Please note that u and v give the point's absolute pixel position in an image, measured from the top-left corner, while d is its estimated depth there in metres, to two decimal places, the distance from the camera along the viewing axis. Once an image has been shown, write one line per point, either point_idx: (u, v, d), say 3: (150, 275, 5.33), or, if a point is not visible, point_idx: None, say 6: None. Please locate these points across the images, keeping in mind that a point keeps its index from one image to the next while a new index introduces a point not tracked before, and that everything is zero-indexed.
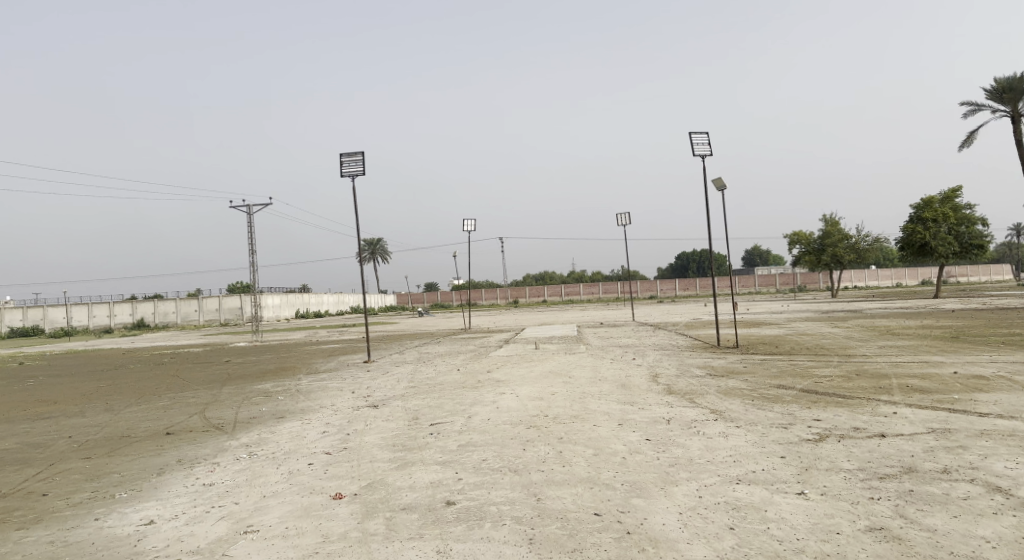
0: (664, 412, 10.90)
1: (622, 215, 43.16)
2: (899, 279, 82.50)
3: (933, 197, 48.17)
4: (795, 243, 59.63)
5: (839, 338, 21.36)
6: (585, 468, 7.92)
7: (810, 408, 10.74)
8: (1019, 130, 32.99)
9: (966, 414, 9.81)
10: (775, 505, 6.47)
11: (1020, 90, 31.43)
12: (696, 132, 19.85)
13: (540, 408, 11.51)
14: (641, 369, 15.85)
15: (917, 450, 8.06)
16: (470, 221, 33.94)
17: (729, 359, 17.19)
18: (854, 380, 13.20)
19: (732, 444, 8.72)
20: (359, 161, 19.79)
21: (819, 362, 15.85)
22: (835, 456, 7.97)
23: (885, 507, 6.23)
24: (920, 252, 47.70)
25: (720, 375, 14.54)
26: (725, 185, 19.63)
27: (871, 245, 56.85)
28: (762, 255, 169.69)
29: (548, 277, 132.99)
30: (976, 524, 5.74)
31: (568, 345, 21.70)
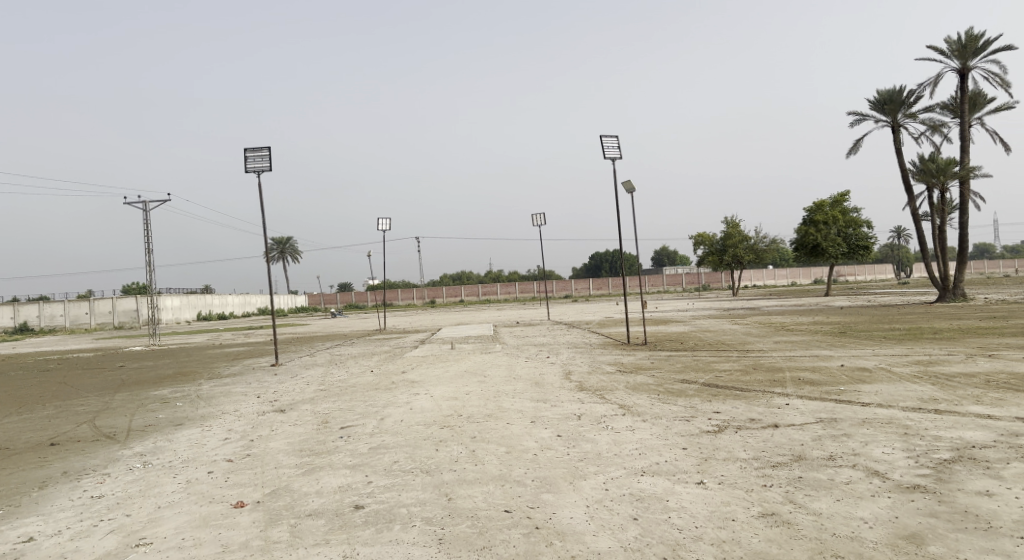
0: (575, 408, 11.12)
1: (537, 215, 43.69)
2: (794, 279, 87.71)
3: (824, 201, 51.38)
4: (700, 244, 62.19)
5: (740, 335, 22.43)
6: (496, 466, 7.98)
7: (711, 401, 11.26)
8: (899, 139, 35.65)
9: (851, 404, 10.54)
10: (676, 494, 6.74)
11: (899, 101, 33.97)
12: (606, 135, 20.36)
13: (453, 408, 11.51)
14: (555, 367, 16.14)
15: (807, 438, 8.59)
16: (384, 221, 33.48)
17: (638, 356, 17.74)
18: (752, 373, 13.93)
19: (638, 437, 9.00)
20: (264, 157, 19.12)
21: (721, 358, 16.62)
22: (732, 446, 8.37)
23: (776, 494, 6.61)
24: (813, 253, 50.82)
25: (629, 371, 14.99)
26: (634, 187, 20.23)
27: (769, 246, 60.05)
28: (670, 256, 175.98)
29: (463, 278, 132.91)
30: (857, 507, 6.17)
31: (483, 344, 21.82)
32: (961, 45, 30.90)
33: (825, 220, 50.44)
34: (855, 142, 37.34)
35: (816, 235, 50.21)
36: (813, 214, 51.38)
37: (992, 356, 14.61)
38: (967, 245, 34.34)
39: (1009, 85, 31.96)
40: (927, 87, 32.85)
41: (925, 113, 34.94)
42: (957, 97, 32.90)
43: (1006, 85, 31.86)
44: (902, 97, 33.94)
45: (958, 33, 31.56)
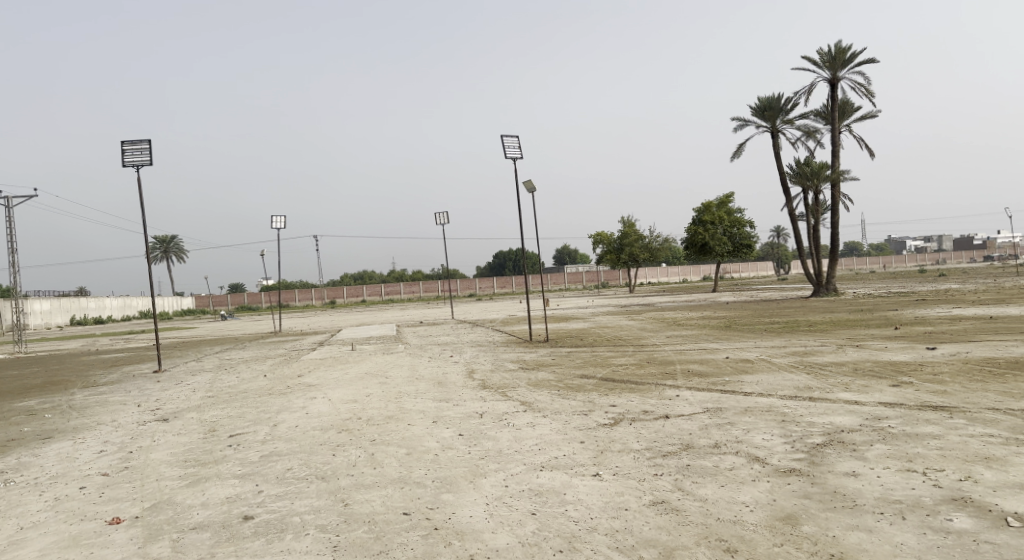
0: (477, 406, 11.15)
1: (439, 214, 43.48)
2: (685, 276, 91.96)
3: (712, 202, 54.17)
4: (598, 243, 63.92)
5: (636, 330, 23.19)
6: (395, 468, 7.86)
7: (607, 395, 11.59)
8: (777, 144, 38.07)
9: (735, 394, 11.14)
10: (573, 488, 6.88)
11: (777, 108, 36.27)
12: (507, 135, 20.53)
13: (352, 411, 11.25)
14: (457, 366, 16.12)
15: (695, 428, 9.02)
16: (279, 218, 32.28)
17: (539, 353, 18.01)
18: (647, 367, 14.47)
19: (538, 433, 9.13)
20: (144, 150, 17.95)
21: (618, 353, 17.15)
22: (627, 438, 8.66)
23: (666, 482, 6.89)
24: (702, 251, 53.38)
25: (531, 368, 15.19)
26: (535, 187, 20.50)
27: (662, 245, 62.58)
28: (570, 255, 179.93)
29: (364, 278, 130.20)
30: (739, 491, 6.53)
31: (385, 344, 21.49)
32: (831, 57, 33.39)
33: (713, 219, 53.12)
34: (739, 146, 39.55)
35: (705, 234, 52.80)
36: (703, 214, 53.97)
37: (859, 345, 15.88)
38: (837, 243, 37.18)
39: (872, 96, 34.83)
40: (803, 95, 35.23)
41: (801, 120, 37.48)
42: (828, 106, 35.50)
43: (870, 95, 34.69)
44: (780, 105, 36.28)
45: (828, 46, 34.06)
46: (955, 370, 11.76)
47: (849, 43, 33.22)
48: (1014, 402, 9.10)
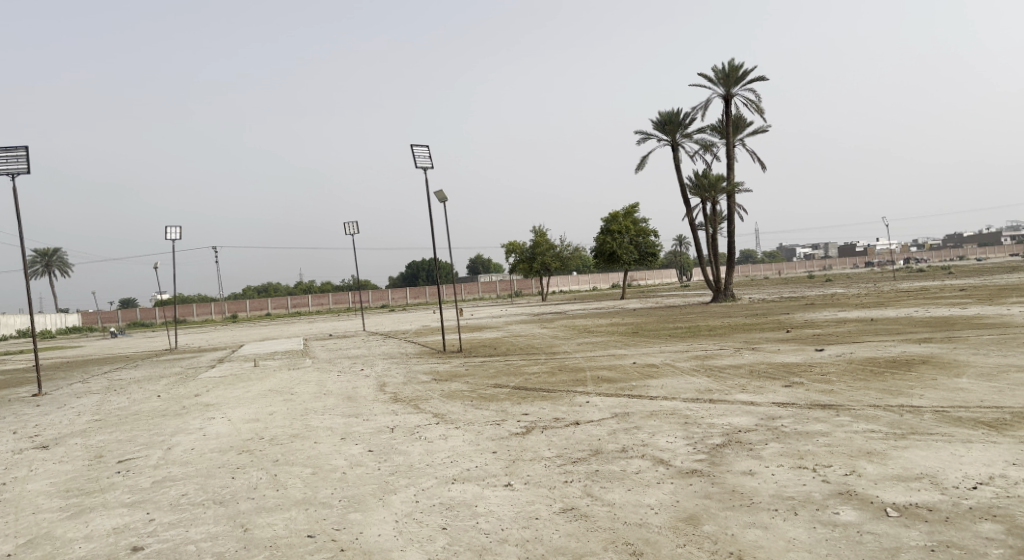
0: (387, 420, 10.93)
1: (349, 224, 42.59)
2: (594, 284, 94.25)
3: (619, 212, 55.79)
4: (511, 253, 64.41)
5: (548, 338, 23.45)
6: (300, 489, 7.57)
7: (519, 404, 11.65)
8: (677, 156, 39.69)
9: (642, 398, 11.46)
10: (484, 499, 6.85)
11: (677, 122, 37.84)
12: (418, 144, 20.37)
13: (254, 430, 10.77)
14: (367, 379, 15.77)
15: (603, 433, 9.20)
16: (176, 229, 30.65)
17: (452, 363, 17.91)
18: (558, 375, 14.66)
19: (450, 445, 9.04)
20: (21, 156, 16.62)
21: (531, 361, 17.28)
22: (538, 446, 8.72)
23: (576, 489, 6.97)
24: (611, 260, 54.83)
25: (443, 379, 15.06)
26: (446, 197, 20.43)
27: (572, 254, 63.81)
28: (483, 265, 180.63)
29: (270, 290, 125.68)
30: (645, 494, 6.70)
31: (291, 360, 20.74)
32: (725, 75, 35.21)
33: (620, 229, 54.69)
34: (642, 158, 40.95)
35: (613, 243, 54.26)
36: (610, 224, 55.49)
37: (755, 348, 16.72)
38: (734, 251, 39.12)
39: (763, 112, 36.93)
40: (699, 110, 36.92)
41: (698, 134, 39.28)
42: (723, 121, 37.38)
43: (760, 111, 36.79)
44: (679, 119, 37.87)
45: (722, 64, 35.90)
46: (840, 370, 12.59)
47: (741, 62, 35.14)
48: (892, 398, 9.82)
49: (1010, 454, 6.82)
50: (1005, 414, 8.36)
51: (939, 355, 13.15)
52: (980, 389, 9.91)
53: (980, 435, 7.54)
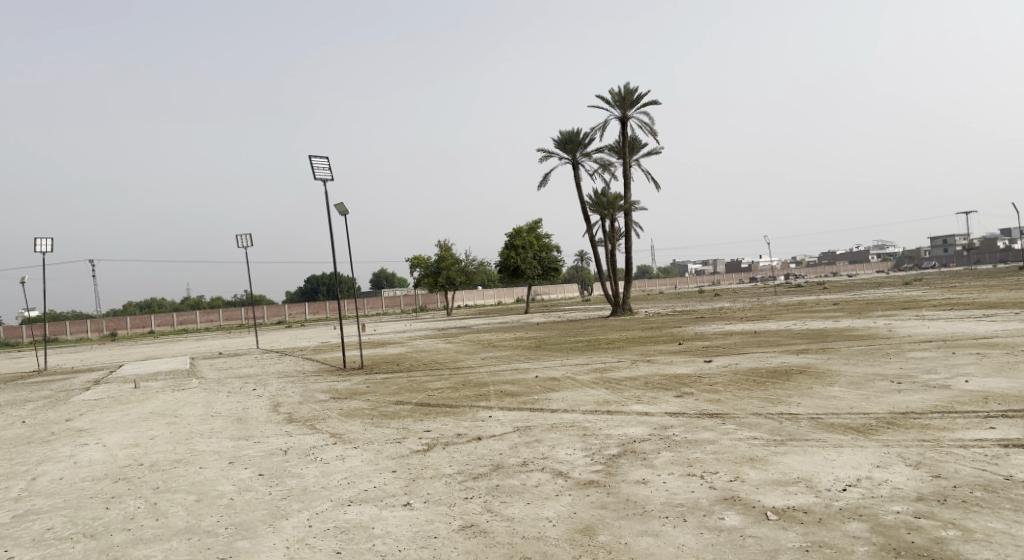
0: (281, 442, 10.50)
1: (242, 237, 40.80)
2: (499, 298, 94.97)
3: (522, 227, 56.57)
4: (416, 267, 63.74)
5: (452, 353, 23.32)
6: (183, 518, 7.13)
7: (421, 421, 11.51)
8: (578, 174, 40.76)
9: (543, 411, 11.61)
10: (382, 520, 6.68)
11: (576, 141, 38.91)
12: (316, 156, 19.83)
13: (132, 457, 10.04)
14: (260, 399, 15.07)
15: (504, 447, 9.23)
16: (46, 241, 28.27)
17: (352, 380, 17.45)
18: (461, 390, 14.60)
19: (348, 465, 8.79)
20: None
21: (434, 377, 17.11)
22: (438, 463, 8.63)
23: (476, 505, 6.94)
24: (514, 274, 55.42)
25: (342, 398, 14.62)
26: (347, 210, 19.97)
27: (477, 269, 64.00)
28: (386, 280, 178.07)
29: (155, 306, 118.26)
30: (543, 507, 6.76)
31: (177, 380, 19.51)
32: (621, 97, 36.59)
33: (524, 244, 55.47)
34: (544, 175, 41.78)
35: (517, 258, 54.90)
36: (514, 239, 56.18)
37: (650, 360, 17.33)
38: (632, 266, 40.52)
39: (656, 134, 38.63)
40: (598, 130, 38.14)
41: (597, 153, 40.54)
42: (620, 141, 38.79)
43: (655, 133, 38.46)
44: (579, 138, 38.96)
45: (618, 86, 37.31)
46: (727, 380, 13.27)
47: (636, 85, 36.67)
48: (772, 406, 10.46)
49: (874, 456, 7.41)
50: (870, 419, 9.10)
51: (814, 365, 14.13)
52: (850, 396, 10.73)
53: (849, 440, 8.15)
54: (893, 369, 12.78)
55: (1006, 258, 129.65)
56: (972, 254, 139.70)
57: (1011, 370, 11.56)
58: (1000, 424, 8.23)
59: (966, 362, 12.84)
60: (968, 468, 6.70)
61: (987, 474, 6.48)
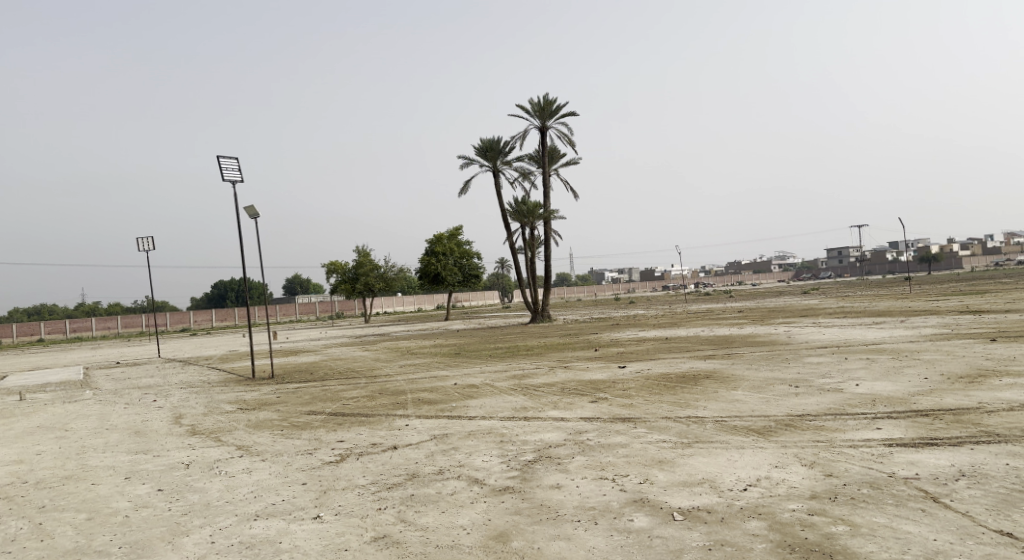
0: (184, 456, 10.01)
1: (145, 240, 38.67)
2: (419, 305, 94.11)
3: (443, 233, 56.35)
4: (332, 273, 62.23)
5: (369, 362, 22.91)
6: (72, 538, 6.66)
7: (334, 431, 11.23)
8: (498, 182, 40.98)
9: (460, 419, 11.57)
10: (290, 534, 6.47)
11: (497, 150, 39.16)
12: (225, 156, 19.09)
13: (15, 474, 9.31)
14: (161, 411, 14.28)
15: (421, 456, 9.13)
16: None
17: (263, 390, 16.85)
18: (377, 398, 14.35)
19: (255, 479, 8.47)
20: None
21: (349, 386, 16.74)
22: (351, 474, 8.44)
23: (389, 515, 6.82)
24: (435, 281, 55.09)
25: (251, 409, 14.06)
26: (258, 213, 19.31)
27: (396, 275, 63.15)
28: (301, 286, 172.97)
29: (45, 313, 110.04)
30: (458, 516, 6.72)
31: (68, 392, 18.23)
32: (540, 107, 37.14)
33: (444, 251, 55.26)
34: (465, 182, 41.79)
35: (437, 265, 54.61)
36: (435, 246, 55.89)
37: (567, 367, 17.62)
38: (550, 274, 41.10)
39: (575, 145, 39.43)
40: (518, 139, 38.53)
41: (517, 162, 40.93)
42: (540, 151, 39.33)
43: (573, 144, 39.23)
44: (499, 147, 39.22)
45: (538, 97, 37.85)
46: (639, 385, 13.66)
47: (555, 97, 37.32)
48: (681, 410, 10.84)
49: (773, 457, 7.80)
50: (769, 421, 9.58)
51: (720, 370, 14.77)
52: (752, 399, 11.27)
53: (750, 441, 8.55)
54: (792, 373, 13.51)
55: (893, 269, 139.86)
56: (864, 265, 149.93)
57: (895, 374, 12.47)
58: (885, 424, 8.85)
59: (856, 366, 13.75)
60: (856, 467, 7.16)
61: (872, 472, 6.95)
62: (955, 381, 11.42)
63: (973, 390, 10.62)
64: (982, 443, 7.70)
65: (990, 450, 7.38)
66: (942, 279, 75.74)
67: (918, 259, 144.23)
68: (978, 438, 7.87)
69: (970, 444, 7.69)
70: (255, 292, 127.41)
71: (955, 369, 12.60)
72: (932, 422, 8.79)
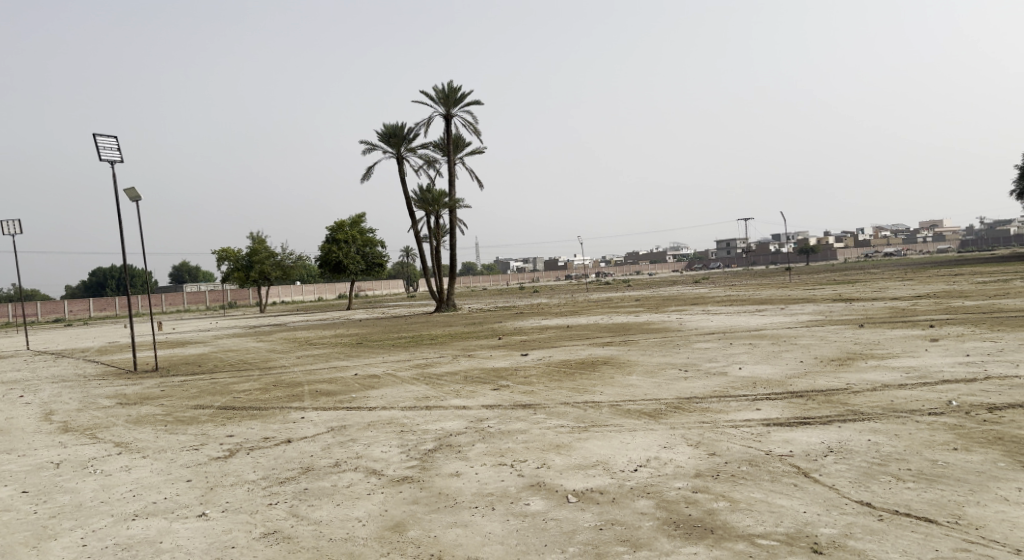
0: (53, 455, 9.28)
1: (10, 223, 35.34)
2: (319, 294, 91.64)
3: (344, 220, 54.88)
4: (224, 260, 59.28)
5: (264, 353, 22.09)
6: None
7: (223, 425, 10.76)
8: (402, 169, 40.35)
9: (359, 410, 11.36)
10: (172, 533, 6.14)
11: (401, 136, 38.56)
12: (101, 134, 17.73)
13: None
14: (28, 407, 13.16)
15: (316, 449, 8.90)
16: None
17: (146, 384, 15.91)
18: (271, 391, 13.86)
19: (134, 477, 7.98)
20: None
21: (242, 378, 16.08)
22: (241, 469, 8.11)
23: (280, 510, 6.61)
24: (336, 269, 53.66)
25: (132, 404, 13.20)
26: (140, 196, 18.08)
27: (295, 263, 60.90)
28: (191, 273, 164.15)
29: None
30: (353, 508, 6.58)
31: None
32: (445, 95, 36.84)
33: (346, 238, 53.89)
34: (367, 168, 40.88)
35: (339, 252, 53.20)
36: (336, 233, 54.39)
37: (470, 356, 17.69)
38: (455, 263, 41.01)
39: (479, 133, 39.36)
40: (422, 125, 37.99)
41: (421, 149, 40.40)
42: (444, 138, 39.02)
43: (478, 132, 39.14)
44: (403, 133, 38.63)
45: (442, 84, 37.49)
46: (539, 372, 13.92)
47: (459, 85, 37.10)
48: (578, 395, 11.15)
49: (663, 438, 8.16)
50: (660, 404, 10.02)
51: (617, 356, 15.27)
52: (645, 384, 11.75)
53: (642, 424, 8.89)
54: (683, 359, 14.15)
55: (776, 260, 149.34)
56: (750, 255, 159.13)
57: (774, 358, 13.33)
58: (764, 405, 9.45)
59: (741, 351, 14.59)
60: (737, 446, 7.60)
61: (751, 450, 7.41)
62: (827, 364, 12.38)
63: (842, 372, 11.53)
64: (848, 421, 8.37)
65: (855, 427, 8.04)
66: (817, 269, 82.02)
67: (798, 251, 154.43)
68: (844, 417, 8.56)
69: (838, 422, 8.35)
70: (139, 280, 119.49)
71: (827, 353, 13.64)
72: (805, 402, 9.49)
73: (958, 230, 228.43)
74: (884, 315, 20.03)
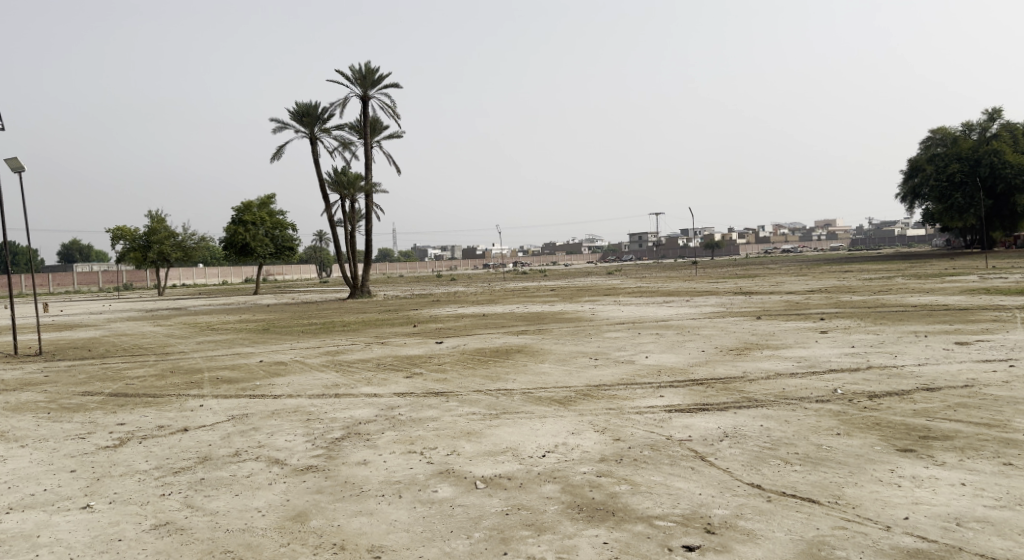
0: None
1: None
2: (225, 278, 87.86)
3: (252, 201, 52.68)
4: (119, 239, 55.70)
5: (162, 337, 21.02)
6: None
7: (114, 413, 10.15)
8: (315, 150, 39.12)
9: (263, 398, 10.99)
10: (52, 527, 5.75)
11: (314, 115, 37.33)
12: None
13: None
14: None
15: (215, 438, 8.54)
16: None
17: (28, 368, 14.83)
18: (169, 377, 13.20)
19: (10, 467, 7.41)
20: None
21: (136, 364, 15.23)
22: (132, 459, 7.69)
23: (174, 501, 6.31)
24: (243, 252, 51.52)
25: (10, 390, 12.24)
26: (23, 167, 16.74)
27: (197, 244, 58.00)
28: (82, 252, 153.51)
29: None
30: (253, 498, 6.36)
31: None
32: (362, 75, 35.95)
33: (254, 219, 51.74)
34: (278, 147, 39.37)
35: (245, 234, 51.03)
36: (242, 214, 52.12)
37: (383, 343, 17.46)
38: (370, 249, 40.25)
39: (397, 118, 38.63)
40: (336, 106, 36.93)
41: (337, 130, 39.29)
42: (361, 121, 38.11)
43: (396, 116, 38.46)
44: (316, 112, 37.42)
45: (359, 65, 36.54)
46: (452, 360, 13.91)
47: (377, 66, 36.28)
48: (491, 383, 11.23)
49: (571, 424, 8.32)
50: (570, 391, 10.22)
51: (530, 344, 15.45)
52: (556, 371, 11.96)
53: (552, 411, 9.04)
54: (593, 347, 14.48)
55: (684, 254, 155.20)
56: (661, 250, 164.33)
57: (677, 347, 13.87)
58: (667, 392, 9.83)
59: (647, 340, 15.10)
60: (640, 431, 7.87)
61: (653, 436, 7.67)
62: (726, 353, 12.95)
63: (740, 361, 12.12)
64: (743, 407, 8.83)
65: (749, 413, 8.48)
66: (722, 263, 85.83)
67: (704, 246, 160.62)
68: (740, 403, 9.00)
69: (734, 408, 8.77)
70: (21, 258, 110.55)
71: (726, 343, 14.30)
72: (705, 389, 9.94)
73: (849, 230, 244.25)
74: (780, 308, 21.08)
